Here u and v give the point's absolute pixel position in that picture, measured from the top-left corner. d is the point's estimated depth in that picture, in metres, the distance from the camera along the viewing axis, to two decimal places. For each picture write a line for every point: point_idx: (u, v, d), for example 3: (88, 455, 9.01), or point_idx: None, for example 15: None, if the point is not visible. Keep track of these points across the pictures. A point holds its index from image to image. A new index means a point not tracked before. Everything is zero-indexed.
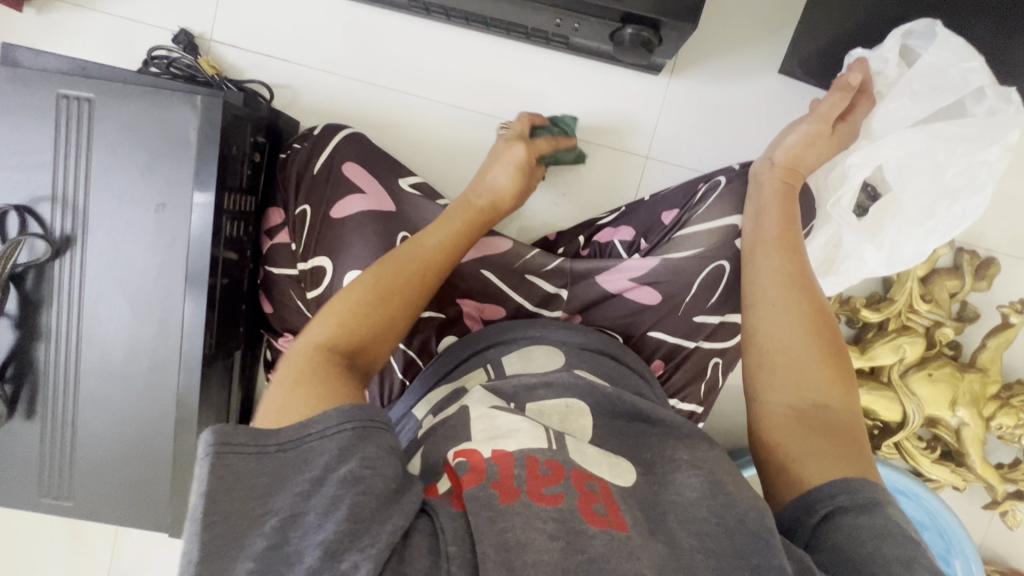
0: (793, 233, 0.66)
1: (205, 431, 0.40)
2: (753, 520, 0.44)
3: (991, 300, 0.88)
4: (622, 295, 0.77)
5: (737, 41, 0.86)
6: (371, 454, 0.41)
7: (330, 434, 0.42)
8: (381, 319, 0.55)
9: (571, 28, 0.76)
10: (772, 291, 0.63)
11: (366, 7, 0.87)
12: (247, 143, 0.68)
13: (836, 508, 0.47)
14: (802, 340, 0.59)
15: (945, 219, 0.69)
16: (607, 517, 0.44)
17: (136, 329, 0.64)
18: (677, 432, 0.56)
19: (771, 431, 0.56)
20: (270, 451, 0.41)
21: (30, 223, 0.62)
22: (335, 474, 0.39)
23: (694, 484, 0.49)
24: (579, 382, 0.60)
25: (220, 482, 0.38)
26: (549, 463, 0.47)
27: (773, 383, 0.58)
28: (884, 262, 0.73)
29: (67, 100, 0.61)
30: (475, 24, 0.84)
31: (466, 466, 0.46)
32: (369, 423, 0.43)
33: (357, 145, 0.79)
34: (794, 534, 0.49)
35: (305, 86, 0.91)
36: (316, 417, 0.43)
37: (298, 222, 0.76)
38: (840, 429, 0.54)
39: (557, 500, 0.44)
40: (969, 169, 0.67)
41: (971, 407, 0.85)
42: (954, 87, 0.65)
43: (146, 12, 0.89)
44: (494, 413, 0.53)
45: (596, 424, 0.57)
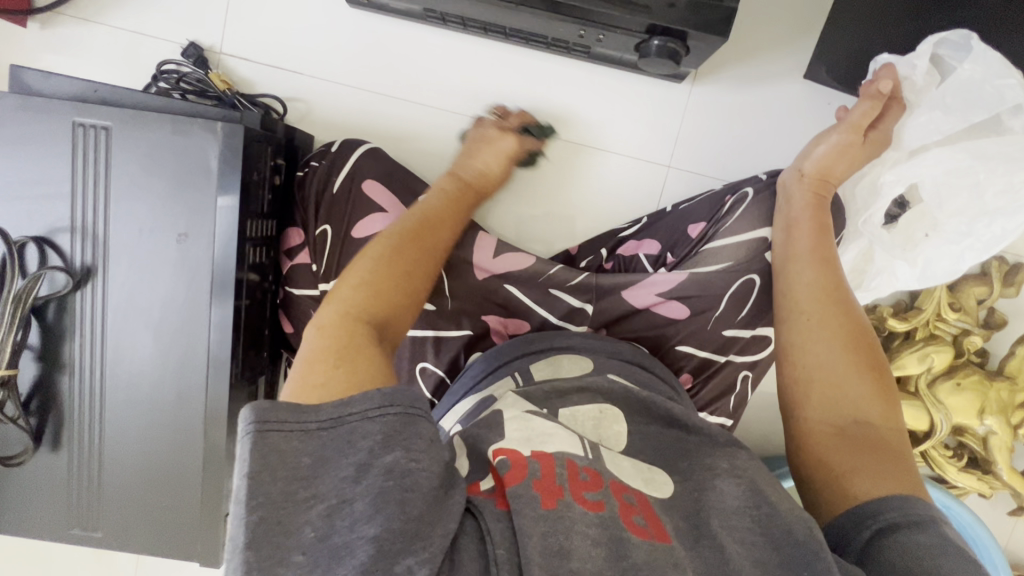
0: (827, 244, 0.65)
1: (246, 408, 0.40)
2: (800, 530, 0.43)
3: (1018, 307, 0.87)
4: (649, 310, 0.76)
5: (762, 47, 0.84)
6: (415, 448, 0.40)
7: (371, 417, 0.41)
8: (397, 291, 0.55)
9: (594, 38, 0.74)
10: (805, 304, 0.62)
11: (379, 17, 0.85)
12: (268, 167, 0.66)
13: (890, 525, 0.45)
14: (838, 355, 0.58)
15: (982, 238, 0.68)
16: (648, 527, 0.43)
17: (161, 359, 0.63)
18: (717, 445, 0.54)
19: (811, 449, 0.55)
20: (311, 430, 0.41)
21: (49, 254, 0.61)
22: (381, 460, 0.39)
23: (737, 492, 0.48)
24: (614, 388, 0.59)
25: (259, 458, 0.38)
26: (587, 469, 0.47)
27: (809, 398, 0.57)
28: (917, 276, 0.73)
29: (83, 128, 0.59)
30: (493, 33, 0.82)
31: (508, 464, 0.45)
32: (411, 411, 0.42)
33: (376, 160, 0.77)
34: (843, 550, 0.46)
35: (318, 98, 0.89)
36: (358, 396, 0.43)
37: (319, 242, 0.75)
38: (881, 444, 0.52)
39: (599, 506, 0.43)
40: (1010, 187, 0.65)
41: (999, 416, 0.85)
42: (990, 104, 0.63)
43: (153, 25, 0.87)
44: (528, 415, 0.52)
45: (631, 430, 0.55)
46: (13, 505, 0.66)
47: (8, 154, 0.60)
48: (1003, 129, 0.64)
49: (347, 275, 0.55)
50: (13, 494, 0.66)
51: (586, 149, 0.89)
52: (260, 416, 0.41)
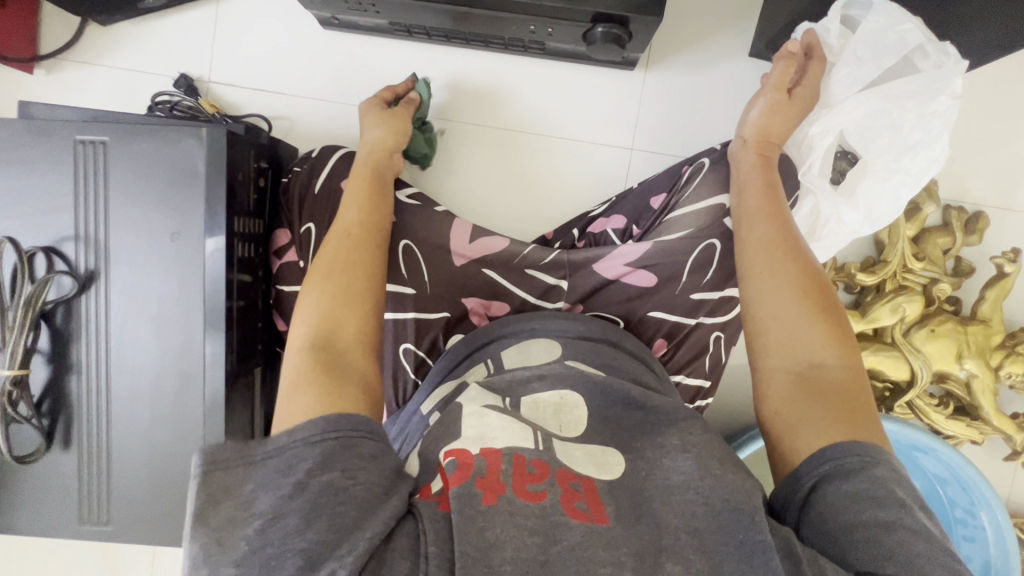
0: (775, 201, 0.68)
1: (195, 452, 0.44)
2: (743, 502, 0.46)
3: (983, 253, 0.90)
4: (620, 281, 0.80)
5: (708, 31, 0.90)
6: (349, 466, 0.44)
7: (312, 442, 0.45)
8: (346, 310, 0.57)
9: (545, 33, 0.80)
10: (756, 260, 0.64)
11: (352, 36, 0.93)
12: (252, 169, 0.72)
13: (823, 475, 0.49)
14: (789, 304, 0.60)
15: (910, 170, 0.73)
16: (587, 512, 0.45)
17: (162, 353, 0.68)
18: (674, 420, 0.56)
19: (768, 396, 0.57)
20: (255, 461, 0.44)
21: (56, 261, 0.66)
22: (317, 480, 0.42)
23: (684, 466, 0.50)
24: (572, 373, 0.62)
25: (203, 496, 0.42)
26: (536, 461, 0.49)
27: (766, 349, 0.60)
28: (863, 219, 0.77)
29: (84, 145, 0.66)
30: (455, 40, 0.89)
31: (455, 464, 0.47)
32: (352, 433, 0.46)
33: (353, 163, 0.83)
34: (784, 513, 0.51)
35: (300, 114, 0.96)
36: (298, 425, 0.47)
37: (305, 240, 0.81)
38: (832, 389, 0.55)
39: (541, 497, 0.45)
40: (923, 122, 0.70)
41: (978, 359, 0.86)
42: (895, 49, 0.68)
43: (148, 62, 0.95)
44: (483, 411, 0.55)
45: (590, 415, 0.57)
46: (27, 506, 0.70)
47: (18, 175, 0.66)
48: (915, 70, 0.70)
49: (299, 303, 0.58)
50: (27, 495, 0.70)
51: (553, 139, 0.94)
52: (208, 457, 0.44)
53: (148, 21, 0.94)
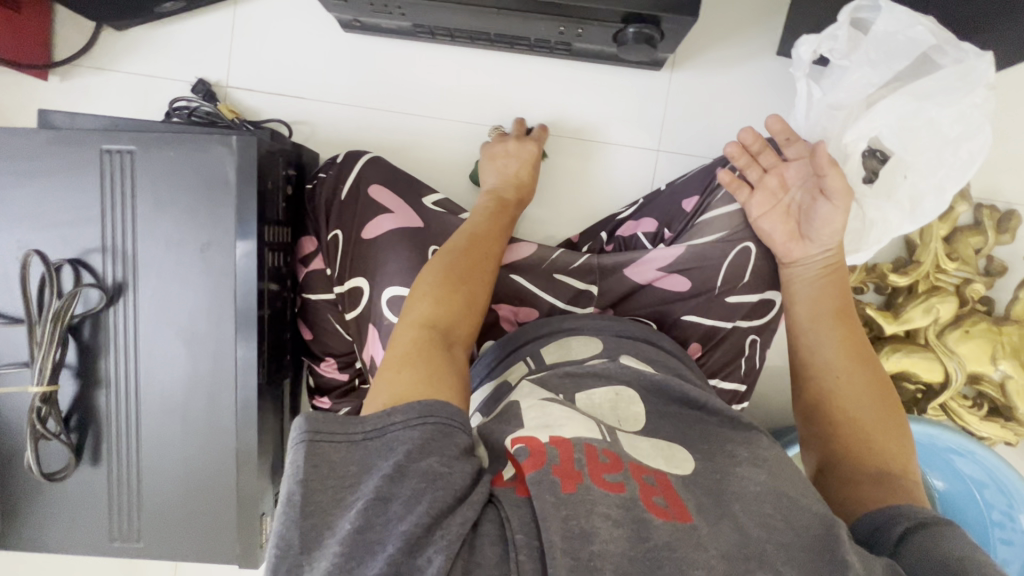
0: (850, 316, 0.68)
1: (298, 417, 0.44)
2: (817, 526, 0.44)
3: (1017, 252, 0.89)
4: (653, 285, 0.79)
5: (734, 29, 0.89)
6: (446, 454, 0.44)
7: (411, 426, 0.45)
8: (462, 315, 0.58)
9: (574, 33, 0.79)
10: (840, 364, 0.65)
11: (373, 39, 0.91)
12: (280, 176, 0.71)
13: (920, 523, 0.48)
14: (867, 411, 0.61)
15: (952, 165, 0.70)
16: (669, 508, 0.44)
17: (193, 365, 0.66)
18: (744, 428, 0.57)
19: (842, 490, 0.57)
20: (355, 440, 0.44)
21: (84, 274, 0.65)
22: (417, 465, 0.42)
23: (759, 479, 0.49)
24: (627, 371, 0.61)
25: (308, 467, 0.42)
26: (607, 452, 0.48)
27: (845, 446, 0.59)
28: (911, 215, 0.73)
29: (110, 155, 0.64)
30: (479, 41, 0.87)
31: (526, 452, 0.46)
32: (449, 422, 0.46)
33: (380, 168, 0.82)
34: (876, 545, 0.49)
35: (321, 119, 0.94)
36: (400, 405, 0.46)
37: (331, 247, 0.79)
38: (911, 489, 0.54)
39: (621, 488, 0.45)
40: (962, 115, 0.68)
41: (1013, 360, 0.85)
42: (908, 51, 0.68)
43: (164, 68, 0.94)
44: (545, 403, 0.54)
45: (648, 409, 0.58)
46: (56, 522, 0.69)
47: (43, 186, 0.65)
48: (935, 67, 0.68)
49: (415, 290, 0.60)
50: (56, 511, 0.68)
51: (579, 141, 0.93)
52: (310, 425, 0.44)
53: (163, 26, 0.93)
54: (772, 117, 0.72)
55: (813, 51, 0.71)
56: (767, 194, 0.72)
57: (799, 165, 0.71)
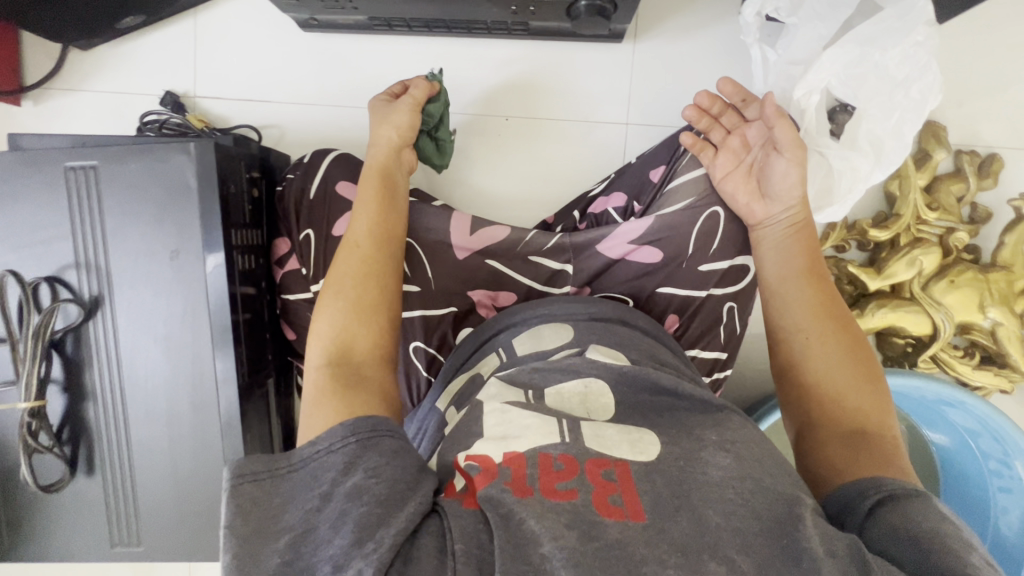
0: (819, 268, 0.68)
1: (224, 466, 0.46)
2: (780, 511, 0.46)
3: (1000, 197, 0.87)
4: (625, 260, 0.78)
5: None
6: (372, 465, 0.45)
7: (333, 449, 0.47)
8: (362, 328, 0.57)
9: (528, 12, 0.78)
10: (807, 323, 0.65)
11: (333, 35, 0.91)
12: (244, 179, 0.72)
13: (889, 495, 0.48)
14: (838, 365, 0.61)
15: (906, 107, 0.69)
16: (623, 507, 0.45)
17: (173, 370, 0.68)
18: (714, 411, 0.57)
19: (817, 451, 0.57)
20: (282, 473, 0.47)
21: (61, 291, 0.67)
22: (342, 487, 0.44)
23: (722, 463, 0.50)
24: (595, 362, 0.61)
25: (237, 507, 0.44)
26: (562, 457, 0.49)
27: (817, 407, 0.60)
28: (876, 162, 0.72)
29: (74, 172, 0.65)
30: (437, 29, 0.87)
31: (478, 467, 0.48)
32: (373, 434, 0.48)
33: (345, 164, 0.83)
34: (845, 521, 0.49)
35: (289, 121, 0.95)
36: (323, 433, 0.48)
37: (303, 246, 0.81)
38: (884, 446, 0.54)
39: (572, 495, 0.46)
40: (908, 56, 0.67)
41: (1002, 306, 0.84)
42: (847, 1, 0.69)
43: (132, 83, 0.95)
44: (505, 408, 0.55)
45: (616, 399, 0.58)
46: (58, 532, 0.71)
47: (14, 208, 0.66)
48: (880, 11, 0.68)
49: (316, 317, 0.59)
50: (57, 521, 0.71)
51: (545, 120, 0.92)
52: (237, 471, 0.47)
53: (128, 42, 0.94)
54: (724, 77, 0.74)
55: (758, 13, 0.71)
56: (731, 157, 0.72)
57: (758, 125, 0.71)
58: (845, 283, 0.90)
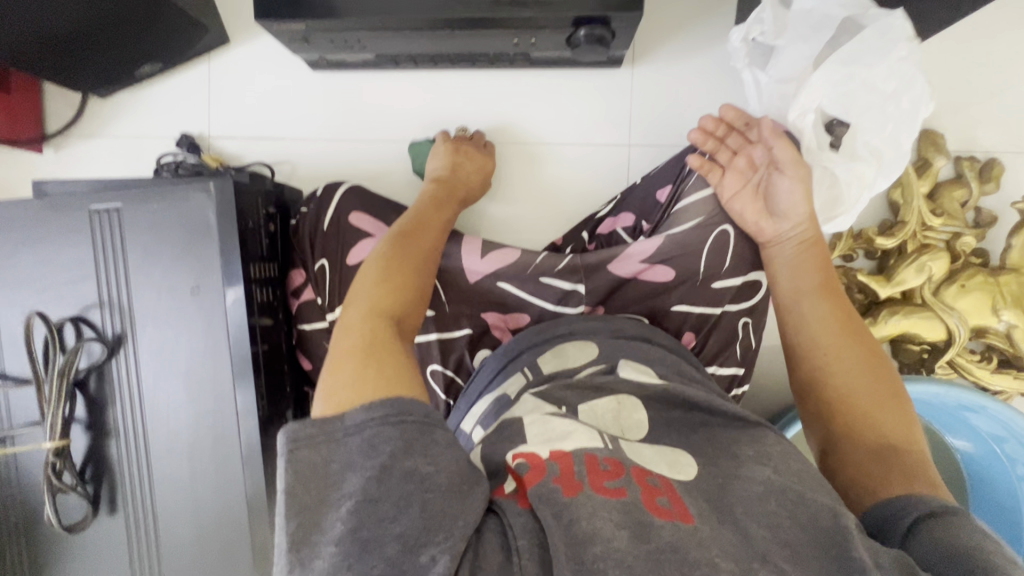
0: (832, 283, 0.69)
1: (281, 428, 0.45)
2: (824, 519, 0.45)
3: (1003, 201, 0.88)
4: (637, 278, 0.79)
5: (688, 18, 0.90)
6: (430, 454, 0.44)
7: (390, 422, 0.45)
8: (410, 297, 0.59)
9: (528, 43, 0.81)
10: (824, 338, 0.65)
11: (341, 73, 0.95)
12: (260, 215, 0.74)
13: (928, 513, 0.47)
14: (860, 379, 0.61)
15: (898, 118, 0.71)
16: (671, 508, 0.45)
17: (194, 403, 0.68)
18: (745, 427, 0.57)
19: (848, 468, 0.56)
20: (338, 439, 0.45)
21: (85, 330, 0.68)
22: (400, 464, 0.43)
23: (762, 477, 0.50)
24: (625, 383, 0.62)
25: (293, 474, 0.42)
26: (608, 459, 0.49)
27: (844, 424, 0.59)
28: (876, 169, 0.73)
29: (98, 215, 0.68)
30: (441, 63, 0.90)
31: (527, 465, 0.48)
32: (426, 420, 0.46)
33: (356, 196, 0.85)
34: (886, 539, 0.48)
35: (300, 156, 0.97)
36: (378, 402, 0.46)
37: (319, 276, 0.83)
38: (915, 459, 0.54)
39: (622, 493, 0.46)
40: (894, 70, 0.69)
41: (1016, 309, 0.84)
42: (828, 24, 0.71)
43: (149, 127, 0.98)
44: (547, 418, 0.55)
45: (652, 416, 0.59)
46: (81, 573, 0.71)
47: (40, 252, 0.68)
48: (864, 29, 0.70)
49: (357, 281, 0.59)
50: (80, 561, 0.71)
51: (548, 144, 0.95)
52: (293, 434, 0.45)
53: (145, 88, 0.98)
54: (725, 105, 0.76)
55: (745, 39, 0.74)
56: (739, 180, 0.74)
57: (763, 146, 0.73)
58: (857, 291, 0.90)
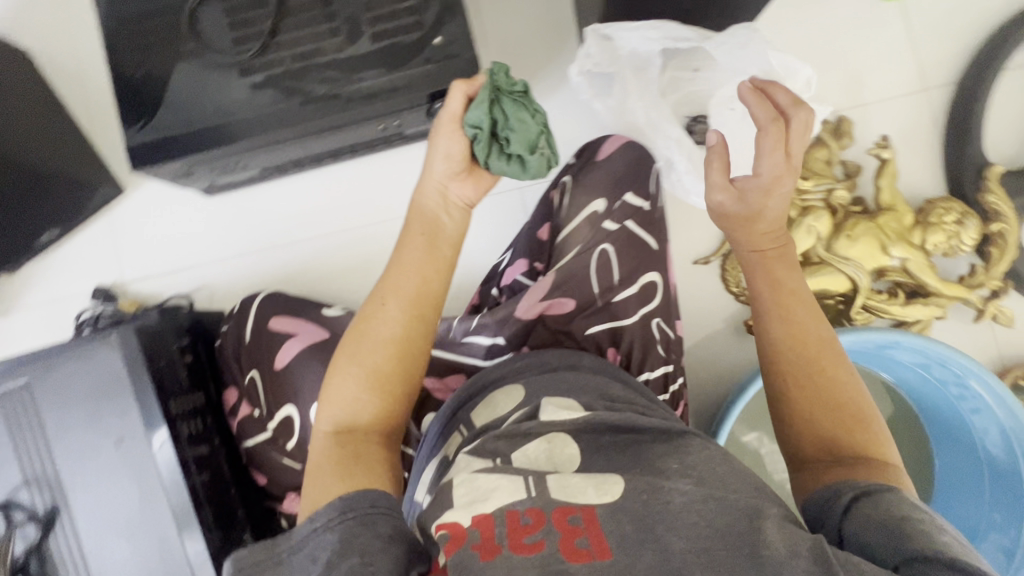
0: (793, 282, 0.68)
1: (224, 562, 0.47)
2: (738, 522, 0.48)
3: (862, 150, 0.96)
4: (545, 315, 0.81)
5: (540, 64, 0.98)
6: (369, 548, 0.46)
7: (332, 526, 0.48)
8: (374, 399, 0.59)
9: (395, 125, 0.87)
10: (793, 338, 0.64)
11: (237, 191, 0.99)
12: (172, 350, 0.75)
13: (858, 494, 0.50)
14: (822, 382, 0.61)
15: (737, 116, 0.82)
16: (590, 548, 0.47)
17: (143, 557, 0.67)
18: (670, 439, 0.59)
19: (812, 463, 0.58)
20: (283, 555, 0.48)
21: (16, 514, 0.67)
22: (340, 565, 0.45)
23: (686, 489, 0.51)
24: (550, 420, 0.62)
25: None
26: (529, 511, 0.51)
27: (807, 422, 0.60)
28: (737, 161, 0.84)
29: (7, 396, 0.68)
30: (326, 159, 0.95)
31: (449, 535, 0.49)
32: (368, 513, 0.49)
33: (273, 304, 0.87)
34: (824, 527, 0.51)
35: (217, 278, 1.00)
36: (319, 510, 0.50)
37: (251, 390, 0.83)
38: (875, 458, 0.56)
39: (540, 546, 0.48)
40: None
41: (900, 243, 0.90)
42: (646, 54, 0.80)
43: (63, 289, 1.00)
44: (473, 474, 0.55)
45: (582, 446, 0.59)
46: None
47: None
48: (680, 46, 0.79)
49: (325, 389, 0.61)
50: None
51: None
52: (237, 565, 0.47)
53: (52, 254, 1.00)
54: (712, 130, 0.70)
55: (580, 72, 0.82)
56: (719, 168, 0.69)
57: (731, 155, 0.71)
58: None
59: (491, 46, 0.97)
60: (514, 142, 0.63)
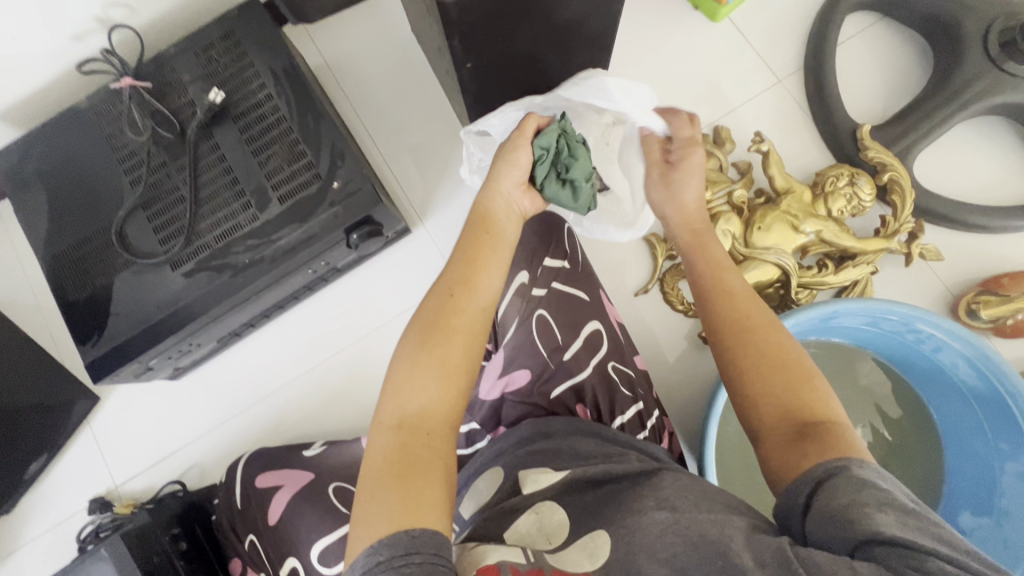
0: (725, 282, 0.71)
1: None
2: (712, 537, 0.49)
3: (744, 150, 1.05)
4: (506, 394, 0.83)
5: (441, 171, 1.09)
6: None
7: (395, 566, 0.45)
8: (445, 391, 0.57)
9: (324, 264, 0.95)
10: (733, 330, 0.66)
11: (202, 367, 1.04)
12: (165, 542, 0.78)
13: (816, 484, 0.49)
14: (767, 364, 0.61)
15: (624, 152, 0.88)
16: None
17: None
18: (646, 480, 0.60)
19: (771, 449, 0.56)
20: None
21: None
22: None
23: (661, 519, 0.52)
24: (537, 490, 0.62)
25: None
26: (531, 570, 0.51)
27: (763, 406, 0.59)
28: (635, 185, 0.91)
29: None
30: (274, 311, 1.01)
31: None
32: (435, 557, 0.46)
33: (257, 458, 0.89)
34: (795, 527, 0.50)
35: (203, 454, 1.02)
36: (386, 539, 0.47)
37: (252, 553, 0.83)
38: (830, 431, 0.54)
39: None
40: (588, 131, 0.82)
41: (809, 219, 0.96)
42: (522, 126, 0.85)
43: (57, 513, 1.01)
44: (470, 552, 0.54)
45: (569, 509, 0.59)
46: None
47: None
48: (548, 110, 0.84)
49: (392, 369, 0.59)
50: None
51: (395, 317, 1.05)
52: None
53: (41, 482, 1.01)
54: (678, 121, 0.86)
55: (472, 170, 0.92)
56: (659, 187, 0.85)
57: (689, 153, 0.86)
58: None
59: (395, 170, 1.09)
60: (571, 171, 0.74)
